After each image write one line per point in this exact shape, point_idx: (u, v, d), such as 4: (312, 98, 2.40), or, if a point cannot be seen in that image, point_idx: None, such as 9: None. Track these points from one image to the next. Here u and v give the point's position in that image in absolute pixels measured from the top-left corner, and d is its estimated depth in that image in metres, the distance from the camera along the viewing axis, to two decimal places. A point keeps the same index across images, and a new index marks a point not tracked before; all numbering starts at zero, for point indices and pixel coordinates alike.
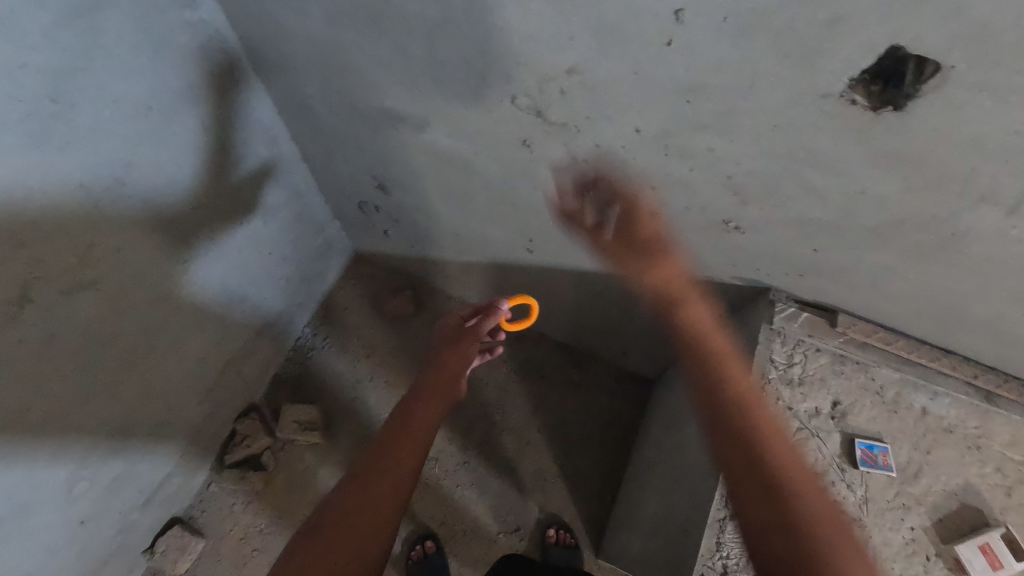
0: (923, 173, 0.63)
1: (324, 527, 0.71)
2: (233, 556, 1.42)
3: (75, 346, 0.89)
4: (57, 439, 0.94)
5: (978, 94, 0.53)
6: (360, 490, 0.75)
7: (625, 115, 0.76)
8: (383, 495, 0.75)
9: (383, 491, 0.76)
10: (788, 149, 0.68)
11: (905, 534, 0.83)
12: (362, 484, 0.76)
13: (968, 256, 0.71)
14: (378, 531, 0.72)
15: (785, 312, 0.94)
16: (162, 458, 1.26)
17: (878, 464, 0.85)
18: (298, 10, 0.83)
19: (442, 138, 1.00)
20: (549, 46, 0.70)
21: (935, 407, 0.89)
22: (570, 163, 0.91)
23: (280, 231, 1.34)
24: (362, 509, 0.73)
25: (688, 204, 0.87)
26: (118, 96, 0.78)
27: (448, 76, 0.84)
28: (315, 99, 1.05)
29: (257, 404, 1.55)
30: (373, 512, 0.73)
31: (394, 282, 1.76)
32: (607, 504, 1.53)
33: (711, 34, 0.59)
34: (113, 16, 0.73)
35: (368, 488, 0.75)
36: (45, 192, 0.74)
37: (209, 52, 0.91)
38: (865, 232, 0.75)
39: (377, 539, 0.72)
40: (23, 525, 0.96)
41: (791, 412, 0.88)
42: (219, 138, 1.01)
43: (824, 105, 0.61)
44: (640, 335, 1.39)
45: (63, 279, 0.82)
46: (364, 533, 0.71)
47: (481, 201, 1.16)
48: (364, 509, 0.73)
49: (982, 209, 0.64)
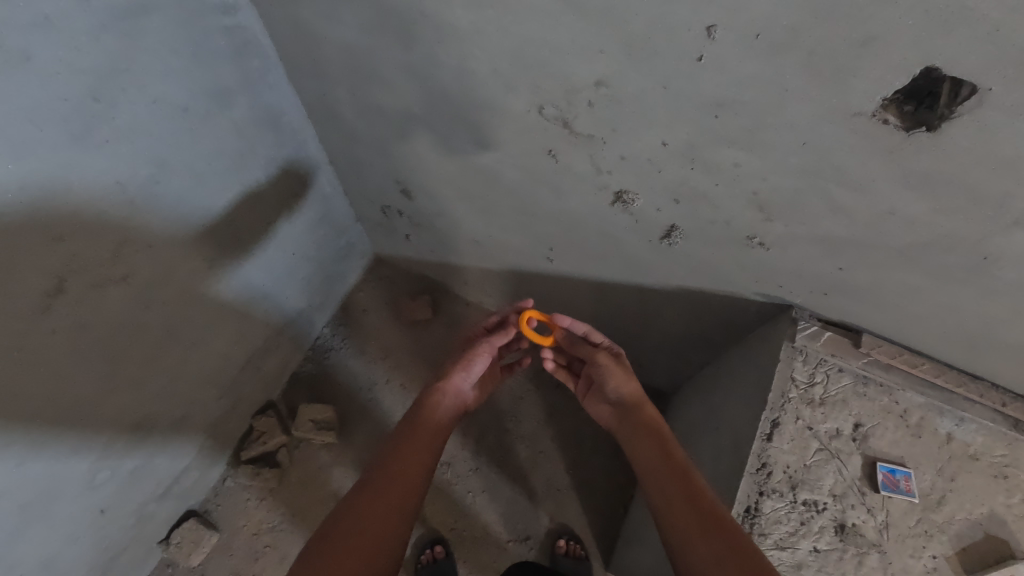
0: (956, 194, 0.62)
1: (335, 534, 0.68)
2: (245, 551, 1.43)
3: (104, 339, 0.91)
4: (82, 428, 0.96)
5: (1016, 117, 0.52)
6: (371, 500, 0.73)
7: (651, 129, 0.76)
8: (394, 506, 0.74)
9: (394, 501, 0.74)
10: (817, 167, 0.68)
11: (926, 562, 0.81)
12: (373, 495, 0.74)
13: (999, 281, 0.70)
14: (391, 541, 0.70)
15: (807, 330, 0.93)
16: (181, 452, 1.28)
17: (899, 489, 0.83)
18: (333, 17, 0.86)
19: (468, 146, 1.02)
20: (579, 59, 0.70)
21: (961, 433, 0.87)
22: (594, 174, 0.91)
23: (304, 232, 1.36)
24: (375, 518, 0.71)
25: (712, 219, 0.86)
26: (158, 97, 0.81)
27: (477, 85, 0.85)
28: (345, 104, 1.07)
29: (275, 401, 1.57)
30: (386, 522, 0.72)
31: (412, 286, 1.78)
32: (618, 518, 1.52)
33: (742, 50, 0.59)
34: (156, 20, 0.75)
35: (381, 498, 0.74)
36: (83, 187, 0.77)
37: (244, 56, 0.94)
38: (893, 253, 0.74)
39: (389, 547, 0.70)
40: (45, 512, 0.98)
41: (811, 432, 0.87)
42: (251, 140, 1.03)
43: (855, 123, 0.61)
44: (657, 347, 1.38)
45: (96, 271, 0.85)
46: (377, 542, 0.69)
47: (504, 209, 1.17)
48: (375, 518, 0.71)
49: (1016, 233, 0.63)
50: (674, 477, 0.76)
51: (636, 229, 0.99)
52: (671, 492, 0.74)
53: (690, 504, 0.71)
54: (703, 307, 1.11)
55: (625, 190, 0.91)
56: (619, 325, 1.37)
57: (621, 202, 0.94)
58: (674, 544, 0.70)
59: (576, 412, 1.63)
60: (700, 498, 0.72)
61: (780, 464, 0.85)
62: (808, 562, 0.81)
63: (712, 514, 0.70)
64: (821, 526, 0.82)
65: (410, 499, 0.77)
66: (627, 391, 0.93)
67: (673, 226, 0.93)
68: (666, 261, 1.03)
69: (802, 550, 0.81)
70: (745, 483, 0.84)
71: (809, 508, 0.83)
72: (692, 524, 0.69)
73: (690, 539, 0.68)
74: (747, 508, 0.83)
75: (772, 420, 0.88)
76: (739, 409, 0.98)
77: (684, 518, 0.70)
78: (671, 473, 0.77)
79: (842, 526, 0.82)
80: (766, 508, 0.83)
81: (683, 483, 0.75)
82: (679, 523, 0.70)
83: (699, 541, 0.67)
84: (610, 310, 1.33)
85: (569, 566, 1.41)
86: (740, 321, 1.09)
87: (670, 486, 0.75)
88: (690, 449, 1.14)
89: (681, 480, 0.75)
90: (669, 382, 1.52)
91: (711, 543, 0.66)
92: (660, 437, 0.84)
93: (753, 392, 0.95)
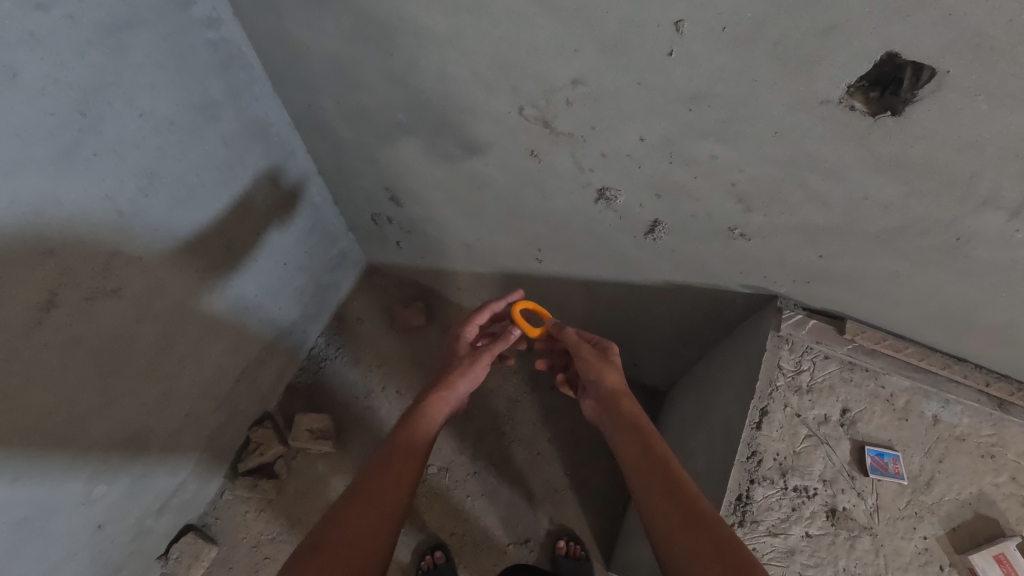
0: (925, 177, 0.64)
1: (323, 544, 0.68)
2: (245, 563, 1.43)
3: (97, 352, 0.92)
4: (77, 443, 0.96)
5: (975, 98, 0.54)
6: (359, 509, 0.74)
7: (629, 125, 0.77)
8: (382, 514, 0.74)
9: (384, 511, 0.75)
10: (790, 155, 0.70)
11: (918, 543, 0.82)
12: (361, 504, 0.74)
13: (973, 262, 0.72)
14: (379, 551, 0.70)
15: (792, 319, 0.94)
16: (179, 465, 1.28)
17: (888, 472, 0.84)
18: (316, 27, 0.87)
19: (453, 150, 1.03)
20: (556, 59, 0.72)
21: (947, 415, 0.89)
22: (576, 173, 0.93)
23: (295, 241, 1.37)
24: (362, 526, 0.72)
25: (694, 211, 0.87)
26: (144, 110, 0.82)
27: (458, 88, 0.87)
28: (330, 113, 1.08)
29: (271, 412, 1.57)
30: (374, 530, 0.72)
31: (405, 293, 1.79)
32: (618, 517, 1.52)
33: (711, 44, 0.61)
34: (141, 35, 0.77)
35: (370, 506, 0.74)
36: (72, 203, 0.78)
37: (230, 69, 0.95)
38: (869, 238, 0.75)
39: (376, 556, 0.70)
40: (40, 529, 0.98)
41: (799, 419, 0.88)
42: (239, 151, 1.04)
43: (824, 111, 0.62)
44: (649, 344, 1.39)
45: (88, 284, 0.85)
46: (363, 551, 0.69)
47: (491, 211, 1.18)
48: (363, 528, 0.71)
49: (985, 213, 0.64)
50: (656, 472, 0.77)
51: (621, 226, 1.00)
52: (653, 487, 0.75)
53: (673, 499, 0.72)
54: (691, 302, 1.13)
55: (608, 187, 0.92)
56: (610, 323, 1.38)
57: (605, 200, 0.95)
58: (658, 539, 0.70)
59: (572, 414, 1.64)
60: (681, 491, 0.72)
61: (770, 451, 0.86)
62: (801, 548, 0.82)
63: (694, 508, 0.70)
64: (812, 511, 0.83)
65: (397, 506, 0.77)
66: (609, 384, 0.94)
67: (656, 221, 0.94)
68: (652, 256, 1.05)
69: (794, 535, 0.82)
70: (735, 472, 0.85)
71: (800, 494, 0.84)
72: (675, 519, 0.70)
73: (673, 535, 0.68)
74: (738, 496, 0.84)
75: (760, 409, 0.89)
76: (729, 401, 0.99)
77: (666, 514, 0.71)
78: (653, 468, 0.77)
79: (833, 511, 0.83)
80: (758, 496, 0.84)
81: (665, 476, 0.75)
82: (661, 518, 0.71)
83: (682, 535, 0.68)
84: (602, 309, 1.34)
85: (569, 567, 1.40)
86: (727, 314, 1.10)
87: (653, 481, 0.75)
88: (684, 443, 1.15)
89: (663, 476, 0.75)
90: (663, 379, 1.53)
91: (694, 539, 0.67)
92: (641, 432, 0.84)
93: (742, 382, 0.96)
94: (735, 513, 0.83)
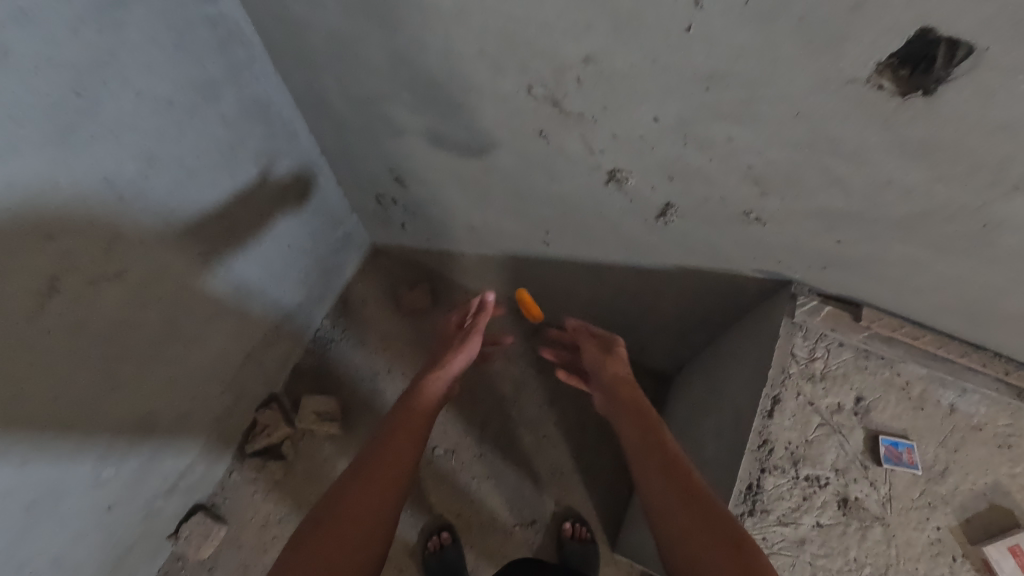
0: (954, 161, 0.61)
1: (325, 519, 0.68)
2: (255, 542, 1.45)
3: (101, 336, 0.91)
4: (84, 428, 0.96)
5: (1013, 77, 0.51)
6: (360, 485, 0.73)
7: (643, 105, 0.74)
8: (384, 486, 0.74)
9: (383, 486, 0.74)
10: (811, 138, 0.67)
11: (931, 533, 0.81)
12: (362, 479, 0.74)
13: (998, 249, 0.69)
14: (382, 526, 0.70)
15: (807, 305, 0.92)
16: (187, 447, 1.29)
17: (902, 462, 0.83)
18: (316, 3, 0.84)
19: (459, 130, 1.00)
20: (566, 36, 0.69)
21: (964, 404, 0.87)
22: (586, 155, 0.90)
23: (299, 223, 1.35)
24: (362, 502, 0.71)
25: (707, 194, 0.85)
26: (141, 90, 0.80)
27: (464, 67, 0.84)
28: (333, 91, 1.05)
29: (278, 394, 1.58)
30: (375, 503, 0.72)
31: (410, 275, 1.77)
32: (624, 500, 1.53)
33: (732, 19, 0.58)
34: (135, 11, 0.74)
35: (371, 483, 0.73)
36: (71, 186, 0.76)
37: (229, 46, 0.92)
38: (891, 223, 0.73)
39: (380, 532, 0.70)
40: (51, 511, 0.99)
41: (812, 408, 0.87)
42: (240, 132, 1.02)
43: (849, 91, 0.59)
44: (659, 329, 1.37)
45: (90, 269, 0.84)
46: (368, 525, 0.69)
47: (498, 193, 1.15)
48: (365, 499, 0.71)
49: (1016, 199, 0.61)
50: (656, 452, 0.77)
51: (631, 209, 0.98)
52: (652, 468, 0.75)
53: (670, 478, 0.72)
54: (702, 286, 1.10)
55: (619, 169, 0.89)
56: (618, 307, 1.37)
57: (615, 182, 0.93)
58: (656, 518, 0.70)
59: (579, 397, 1.63)
60: (679, 472, 0.72)
61: (781, 441, 0.85)
62: (811, 538, 0.81)
63: (692, 487, 0.70)
64: (823, 501, 0.82)
65: (399, 479, 0.76)
66: (616, 372, 0.94)
67: (668, 205, 0.91)
68: (663, 241, 1.02)
69: (805, 525, 0.81)
70: (746, 461, 0.84)
71: (812, 483, 0.83)
72: (672, 496, 0.70)
73: (670, 513, 0.68)
74: (749, 485, 0.83)
75: (772, 397, 0.87)
76: (740, 388, 0.97)
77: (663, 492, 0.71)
78: (653, 451, 0.77)
79: (844, 500, 0.82)
80: (768, 485, 0.83)
81: (663, 458, 0.75)
82: (659, 498, 0.71)
83: (679, 513, 0.68)
84: (611, 292, 1.32)
85: (575, 549, 1.41)
86: (739, 299, 1.08)
87: (652, 462, 0.76)
88: (693, 429, 1.13)
89: (661, 457, 0.75)
90: (671, 362, 1.51)
91: (688, 517, 0.67)
92: (642, 416, 0.84)
93: (754, 370, 0.94)
94: (744, 501, 0.82)
